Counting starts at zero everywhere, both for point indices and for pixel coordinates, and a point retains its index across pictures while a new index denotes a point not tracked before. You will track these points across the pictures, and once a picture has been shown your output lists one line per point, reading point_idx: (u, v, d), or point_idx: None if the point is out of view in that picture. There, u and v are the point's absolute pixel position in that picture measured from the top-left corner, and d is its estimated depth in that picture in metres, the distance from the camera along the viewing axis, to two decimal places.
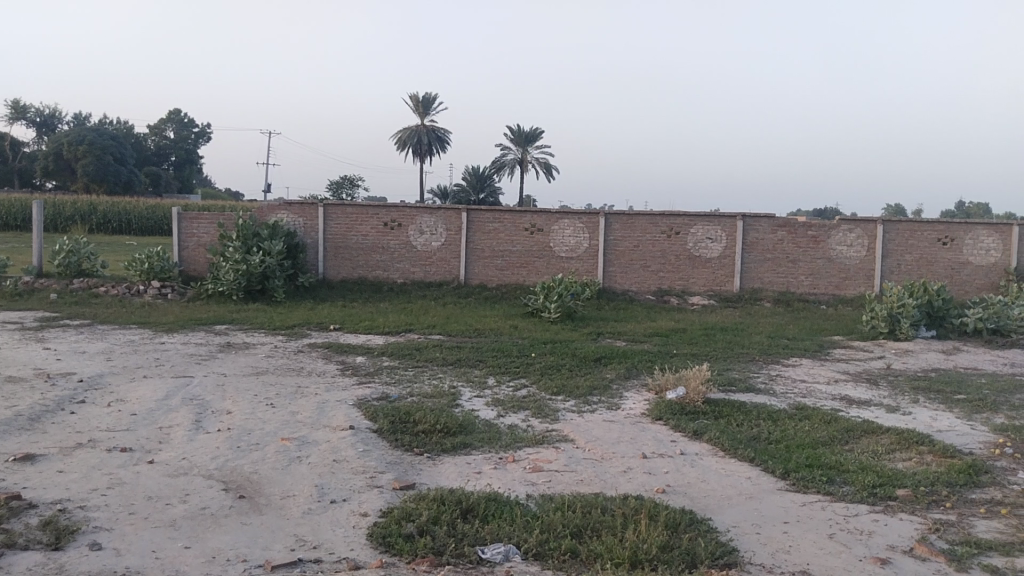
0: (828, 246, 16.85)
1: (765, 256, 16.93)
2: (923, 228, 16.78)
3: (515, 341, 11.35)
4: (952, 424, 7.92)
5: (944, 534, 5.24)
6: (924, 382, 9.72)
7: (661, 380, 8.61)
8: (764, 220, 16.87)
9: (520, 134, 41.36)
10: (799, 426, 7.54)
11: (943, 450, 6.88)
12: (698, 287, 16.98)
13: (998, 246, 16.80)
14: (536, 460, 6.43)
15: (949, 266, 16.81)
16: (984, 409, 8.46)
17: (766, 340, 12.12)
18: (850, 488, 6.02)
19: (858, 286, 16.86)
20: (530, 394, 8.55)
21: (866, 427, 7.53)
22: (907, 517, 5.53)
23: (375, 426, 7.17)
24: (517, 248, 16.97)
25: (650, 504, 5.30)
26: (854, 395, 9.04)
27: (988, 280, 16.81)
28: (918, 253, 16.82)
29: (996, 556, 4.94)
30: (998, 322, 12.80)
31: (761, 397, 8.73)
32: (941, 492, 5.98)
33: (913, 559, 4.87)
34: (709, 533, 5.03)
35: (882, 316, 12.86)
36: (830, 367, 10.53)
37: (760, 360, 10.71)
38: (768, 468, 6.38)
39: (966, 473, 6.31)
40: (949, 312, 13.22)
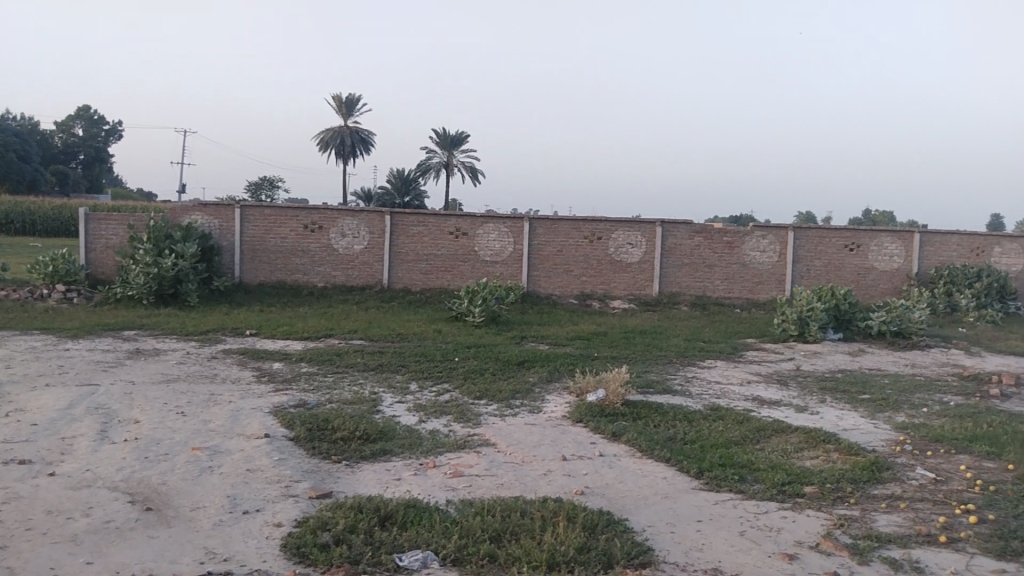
0: (742, 252, 17.39)
1: (683, 261, 17.35)
2: (831, 235, 17.52)
3: (438, 346, 11.30)
4: (857, 423, 8.28)
5: (848, 529, 5.46)
6: (831, 383, 10.13)
7: (582, 384, 8.72)
8: (682, 226, 17.28)
9: (446, 138, 41.28)
10: (713, 426, 7.75)
11: (848, 448, 7.18)
12: (619, 291, 17.27)
13: (900, 253, 17.67)
14: (456, 465, 6.39)
15: (855, 271, 17.59)
16: (886, 408, 8.88)
17: (683, 342, 12.43)
18: (760, 486, 6.22)
19: (771, 290, 17.46)
20: (452, 399, 8.51)
21: (776, 427, 7.80)
22: (814, 514, 5.74)
23: (291, 434, 7.00)
24: (442, 253, 16.91)
25: (568, 507, 5.35)
26: (765, 396, 9.35)
27: (891, 285, 17.66)
28: (827, 259, 17.54)
29: (895, 548, 5.19)
30: (900, 325, 13.40)
31: (678, 398, 8.92)
32: (845, 488, 6.24)
33: (820, 554, 5.06)
34: (625, 534, 5.10)
35: (792, 320, 13.39)
36: (744, 369, 10.86)
37: (677, 362, 10.96)
38: (683, 468, 6.53)
39: (869, 470, 6.60)
40: (854, 315, 13.82)
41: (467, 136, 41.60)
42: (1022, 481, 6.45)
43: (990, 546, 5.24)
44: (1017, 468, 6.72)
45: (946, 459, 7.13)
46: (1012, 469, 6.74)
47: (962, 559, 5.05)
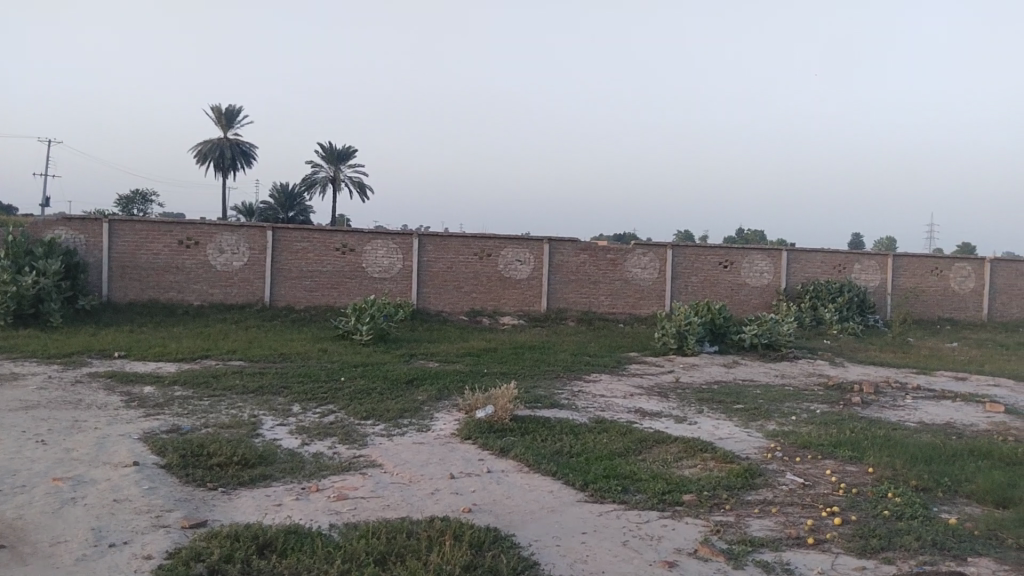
0: (624, 269, 17.94)
1: (569, 277, 17.72)
2: (707, 253, 18.36)
3: (323, 365, 11.02)
4: (732, 432, 8.66)
5: (724, 534, 5.69)
6: (708, 394, 10.57)
7: (470, 400, 8.71)
8: (568, 244, 17.66)
9: (332, 152, 40.59)
10: (598, 439, 7.92)
11: (724, 456, 7.51)
12: (508, 308, 17.43)
13: (769, 270, 18.74)
14: (341, 488, 6.24)
15: (730, 287, 18.49)
16: (759, 417, 9.35)
17: (569, 357, 12.67)
18: (642, 496, 6.40)
19: (652, 304, 18.07)
20: (337, 420, 8.31)
21: (658, 438, 8.06)
22: (692, 521, 5.95)
23: (162, 461, 6.63)
24: (327, 269, 16.55)
25: (456, 525, 5.32)
26: (647, 407, 9.65)
27: (762, 300, 18.69)
28: (704, 275, 18.35)
29: (767, 551, 5.45)
30: (769, 338, 14.16)
31: (564, 412, 9.06)
32: (721, 495, 6.51)
33: (698, 560, 5.24)
34: (512, 549, 5.12)
35: (671, 334, 13.93)
36: (627, 382, 11.16)
37: (563, 377, 11.15)
38: (568, 481, 6.63)
39: (743, 477, 6.93)
40: (729, 329, 14.52)
41: (351, 146, 41.45)
42: (880, 483, 6.93)
43: (851, 545, 5.59)
44: (876, 472, 7.21)
45: (813, 464, 7.57)
46: (871, 472, 7.24)
47: (827, 559, 5.36)
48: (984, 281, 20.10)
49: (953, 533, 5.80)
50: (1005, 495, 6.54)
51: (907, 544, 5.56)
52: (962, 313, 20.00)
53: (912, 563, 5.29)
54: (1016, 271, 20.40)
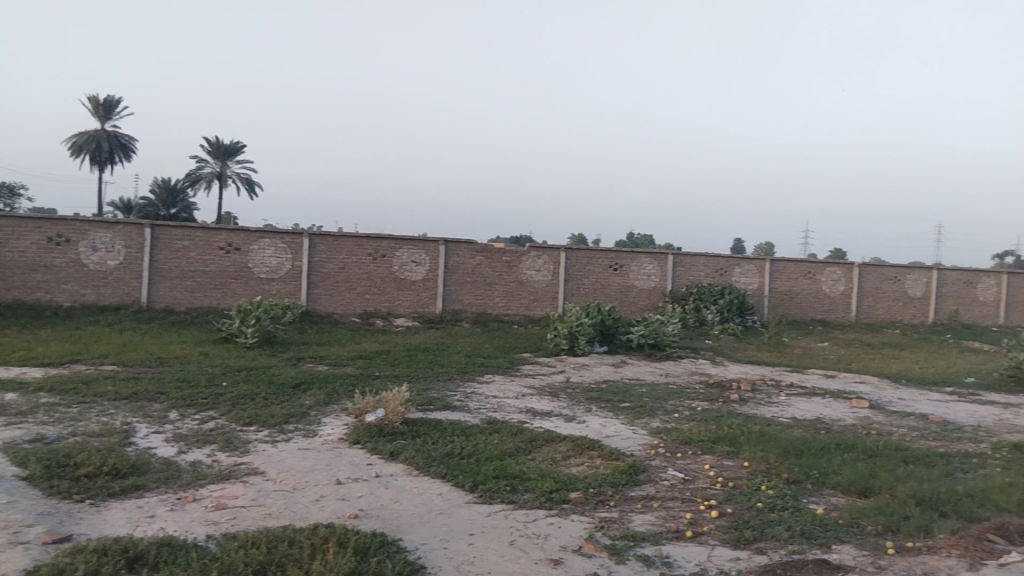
0: (519, 270, 18.13)
1: (464, 279, 17.75)
2: (598, 256, 18.80)
3: (204, 370, 10.59)
4: (619, 430, 8.91)
5: (608, 530, 5.84)
6: (597, 393, 10.84)
7: (360, 404, 8.57)
8: (463, 245, 17.68)
9: (218, 146, 39.05)
10: (488, 440, 7.97)
11: (610, 453, 7.71)
12: (402, 309, 17.27)
13: (657, 273, 19.40)
14: (220, 497, 6.01)
15: (619, 289, 19.01)
16: (644, 415, 9.66)
17: (463, 359, 12.69)
18: (530, 495, 6.49)
19: (545, 306, 18.34)
20: (217, 427, 7.99)
21: (547, 437, 8.18)
22: (578, 518, 6.08)
23: (23, 473, 6.20)
24: (211, 269, 15.93)
25: (340, 532, 5.22)
26: (538, 408, 9.79)
27: (650, 302, 19.32)
28: (595, 277, 18.78)
29: (648, 546, 5.64)
30: (656, 338, 14.64)
31: (456, 414, 9.06)
32: (606, 492, 6.69)
33: (582, 556, 5.37)
34: (397, 554, 5.08)
35: (563, 334, 14.20)
36: (519, 383, 11.28)
37: (456, 379, 11.15)
38: (457, 483, 6.65)
39: (627, 473, 7.14)
40: (618, 329, 14.92)
41: (242, 147, 39.52)
42: (754, 476, 7.29)
43: (727, 537, 5.86)
44: (751, 465, 7.59)
45: (693, 459, 7.88)
46: (747, 465, 7.61)
47: (704, 551, 5.60)
48: (852, 284, 21.48)
49: (819, 522, 6.17)
50: (866, 485, 7.02)
51: (777, 534, 5.88)
52: (832, 314, 21.32)
53: (782, 552, 5.60)
54: (881, 275, 21.89)
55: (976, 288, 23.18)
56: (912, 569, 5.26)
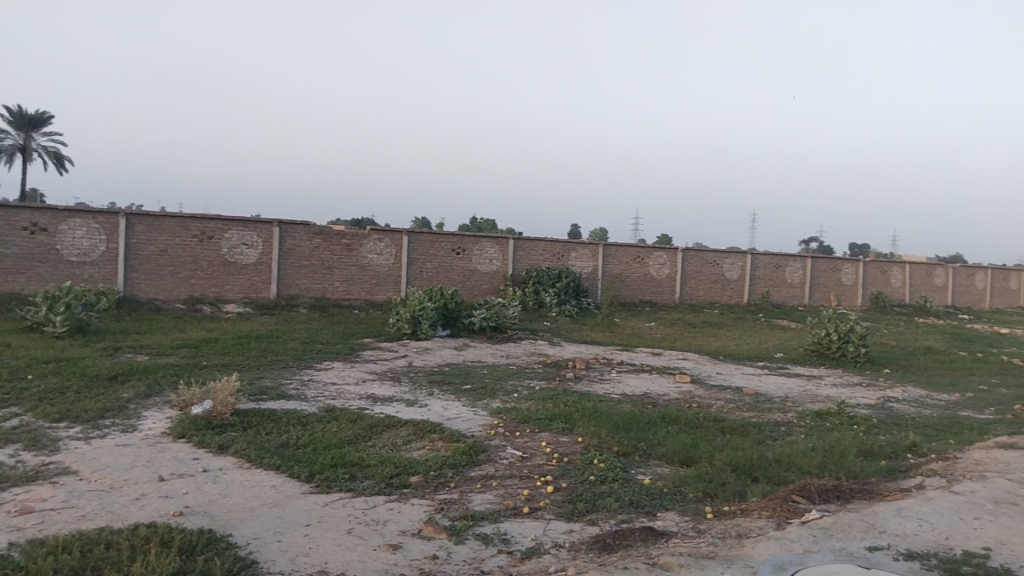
0: (359, 254, 17.78)
1: (301, 262, 17.18)
2: (440, 239, 18.80)
3: (5, 362, 9.57)
4: (459, 412, 9.00)
5: (447, 512, 5.89)
6: (438, 376, 10.88)
7: (186, 396, 8.09)
8: (300, 228, 17.10)
9: (21, 116, 35.25)
10: (326, 428, 7.78)
11: (450, 435, 7.77)
12: (233, 294, 16.43)
13: (498, 257, 19.72)
14: (24, 501, 5.47)
15: (461, 273, 19.15)
16: (484, 396, 9.81)
17: (300, 345, 12.29)
18: (369, 482, 6.42)
19: (387, 290, 18.12)
20: (21, 425, 7.26)
21: (387, 422, 8.11)
22: (417, 502, 6.09)
23: None
24: (12, 252, 14.41)
25: (163, 531, 4.92)
26: (378, 393, 9.68)
27: (491, 285, 19.61)
28: (437, 261, 18.79)
29: (486, 524, 5.74)
30: (497, 320, 14.89)
31: (291, 403, 8.78)
32: (446, 474, 6.74)
33: (421, 539, 5.38)
34: (227, 551, 4.85)
35: (405, 319, 14.10)
36: (359, 368, 11.11)
37: (292, 366, 10.79)
38: (293, 474, 6.45)
39: (467, 454, 7.23)
40: (460, 313, 15.03)
41: (50, 117, 35.93)
42: (588, 451, 7.62)
43: (561, 511, 6.09)
44: (585, 440, 7.92)
45: (531, 437, 8.11)
46: (581, 441, 7.93)
47: (539, 525, 5.78)
48: (677, 267, 22.89)
49: (646, 492, 6.55)
50: (689, 454, 7.53)
51: (608, 505, 6.19)
52: (659, 296, 22.63)
53: (612, 523, 5.89)
54: (702, 259, 23.49)
55: (784, 271, 25.42)
56: (727, 530, 5.70)
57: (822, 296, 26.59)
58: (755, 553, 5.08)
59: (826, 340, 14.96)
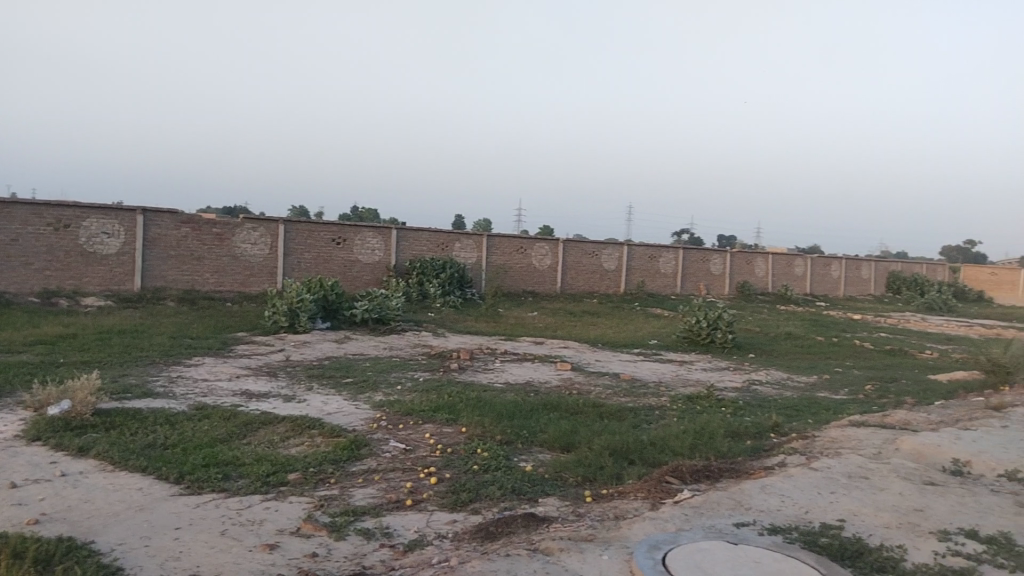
0: (232, 244, 17.07)
1: (168, 253, 16.30)
2: (319, 229, 18.33)
3: None
4: (340, 406, 8.81)
5: (327, 508, 5.77)
6: (317, 370, 10.61)
7: (40, 396, 7.51)
8: (167, 216, 16.22)
9: None
10: (197, 426, 7.43)
11: (330, 431, 7.60)
12: (92, 287, 15.39)
13: (379, 247, 19.44)
14: None
15: (342, 264, 18.75)
16: (366, 389, 9.65)
17: (168, 340, 11.67)
18: (244, 481, 6.18)
19: (262, 282, 17.49)
20: None
21: (263, 419, 7.84)
22: (296, 500, 5.92)
23: None
24: None
25: (16, 541, 4.54)
26: (253, 389, 9.33)
27: (373, 277, 19.31)
28: (316, 252, 18.31)
29: (368, 519, 5.66)
30: (379, 312, 14.66)
31: (159, 401, 8.31)
32: (327, 470, 6.59)
33: (299, 537, 5.24)
34: (89, 559, 4.55)
35: (282, 312, 13.67)
36: (233, 364, 10.66)
37: (159, 363, 10.22)
38: (161, 475, 6.12)
39: (348, 449, 7.10)
40: (341, 305, 14.72)
41: None
42: (471, 440, 7.65)
43: (444, 501, 6.08)
44: (468, 430, 7.95)
45: (414, 429, 8.06)
46: (464, 431, 7.95)
47: (422, 517, 5.76)
48: (559, 258, 23.34)
49: (528, 479, 6.65)
50: (569, 440, 7.71)
51: (490, 494, 6.24)
52: (541, 286, 23.00)
53: (494, 511, 5.94)
54: (582, 250, 24.05)
55: (658, 261, 26.43)
56: (605, 513, 5.87)
57: (693, 285, 27.84)
58: (632, 534, 5.26)
59: (697, 327, 15.68)
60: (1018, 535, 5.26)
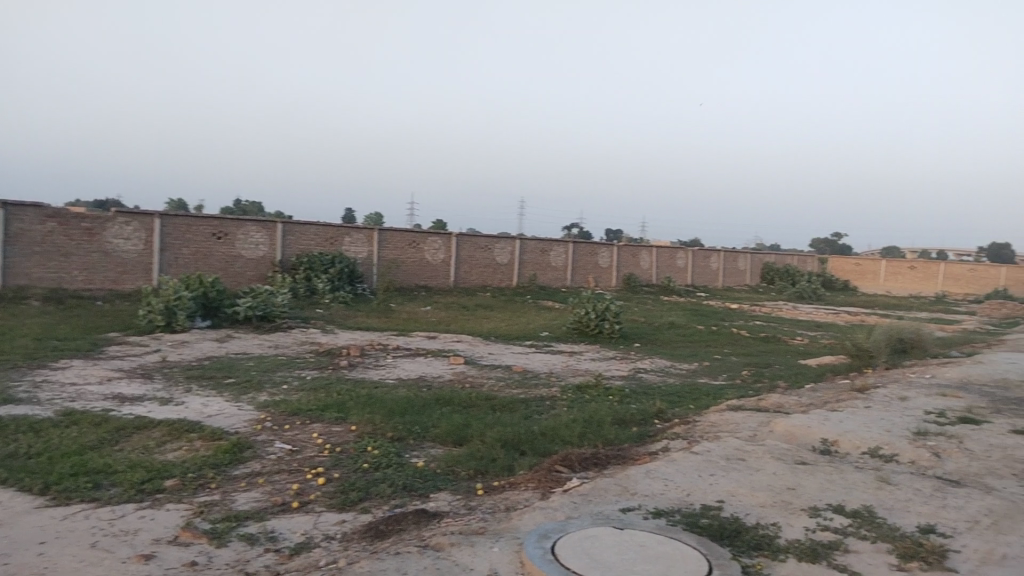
0: (103, 239, 16.06)
1: (31, 249, 15.17)
2: (198, 223, 17.54)
3: None
4: (222, 408, 8.45)
5: (208, 514, 5.52)
6: (198, 371, 10.14)
7: None
8: (29, 209, 15.08)
9: None
10: (64, 434, 6.95)
11: (211, 433, 7.28)
12: None
13: (264, 242, 18.80)
14: None
15: (224, 259, 18.02)
16: (250, 389, 9.31)
17: (30, 343, 10.85)
18: (117, 489, 5.83)
19: (137, 279, 16.55)
20: None
21: (138, 423, 7.42)
22: (174, 507, 5.64)
23: None
24: None
25: None
26: (127, 392, 8.82)
27: (257, 272, 18.66)
28: (195, 247, 17.50)
29: (252, 523, 5.46)
30: (264, 309, 14.17)
31: (20, 408, 7.72)
32: (207, 475, 6.30)
33: (178, 546, 4.99)
34: None
35: (159, 310, 12.99)
36: (104, 366, 10.04)
37: (21, 367, 9.50)
38: (23, 487, 5.69)
39: (231, 452, 6.82)
40: (222, 302, 14.14)
41: None
42: (361, 438, 7.52)
43: (332, 502, 5.95)
44: (358, 429, 7.81)
45: (301, 429, 7.83)
46: (354, 429, 7.80)
47: (309, 519, 5.61)
48: (451, 252, 23.27)
49: (419, 475, 6.60)
50: (461, 434, 7.70)
51: (380, 492, 6.15)
52: (434, 281, 22.87)
53: (384, 509, 5.86)
54: (475, 244, 24.08)
55: (549, 255, 26.83)
56: (496, 505, 5.90)
57: (583, 278, 28.44)
58: (521, 524, 5.31)
59: (586, 318, 16.01)
60: (879, 508, 5.66)
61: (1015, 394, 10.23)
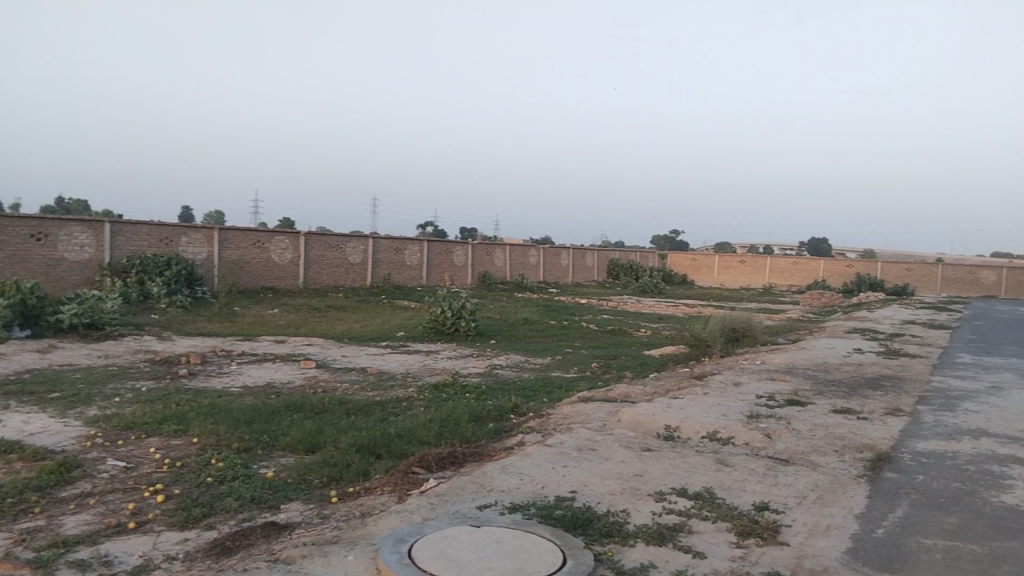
0: None
1: None
2: (14, 224, 15.95)
3: None
4: (44, 425, 7.70)
5: (31, 543, 5.01)
6: (15, 386, 9.19)
7: None
8: None
9: None
10: None
11: (33, 454, 6.62)
12: None
13: (90, 243, 17.38)
14: None
15: (44, 263, 16.47)
16: (78, 404, 8.56)
17: None
18: None
19: None
20: None
21: None
22: None
23: None
24: None
25: None
26: None
27: (83, 276, 17.21)
28: (11, 249, 15.91)
29: (82, 549, 5.01)
30: (92, 317, 13.09)
31: None
32: (28, 500, 5.72)
33: None
34: None
35: None
36: None
37: None
38: None
39: (56, 473, 6.23)
40: (43, 310, 12.92)
41: None
42: (204, 451, 7.10)
43: (174, 520, 5.57)
44: (201, 440, 7.37)
45: (137, 444, 7.29)
46: (196, 441, 7.36)
47: (148, 540, 5.22)
48: (300, 252, 22.51)
49: (269, 486, 6.32)
50: (313, 441, 7.45)
51: (227, 506, 5.83)
52: (281, 282, 22.02)
53: (231, 524, 5.56)
54: (325, 243, 23.42)
55: (403, 254, 26.57)
56: (351, 512, 5.75)
57: (438, 277, 28.39)
58: (377, 530, 5.21)
59: (442, 317, 15.98)
60: (718, 489, 6.02)
61: (833, 377, 11.23)
